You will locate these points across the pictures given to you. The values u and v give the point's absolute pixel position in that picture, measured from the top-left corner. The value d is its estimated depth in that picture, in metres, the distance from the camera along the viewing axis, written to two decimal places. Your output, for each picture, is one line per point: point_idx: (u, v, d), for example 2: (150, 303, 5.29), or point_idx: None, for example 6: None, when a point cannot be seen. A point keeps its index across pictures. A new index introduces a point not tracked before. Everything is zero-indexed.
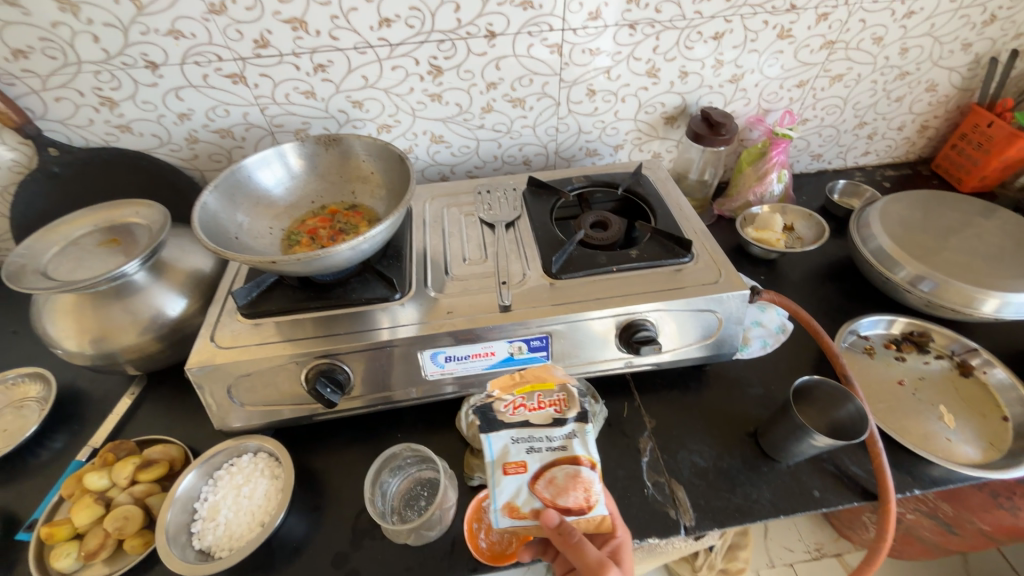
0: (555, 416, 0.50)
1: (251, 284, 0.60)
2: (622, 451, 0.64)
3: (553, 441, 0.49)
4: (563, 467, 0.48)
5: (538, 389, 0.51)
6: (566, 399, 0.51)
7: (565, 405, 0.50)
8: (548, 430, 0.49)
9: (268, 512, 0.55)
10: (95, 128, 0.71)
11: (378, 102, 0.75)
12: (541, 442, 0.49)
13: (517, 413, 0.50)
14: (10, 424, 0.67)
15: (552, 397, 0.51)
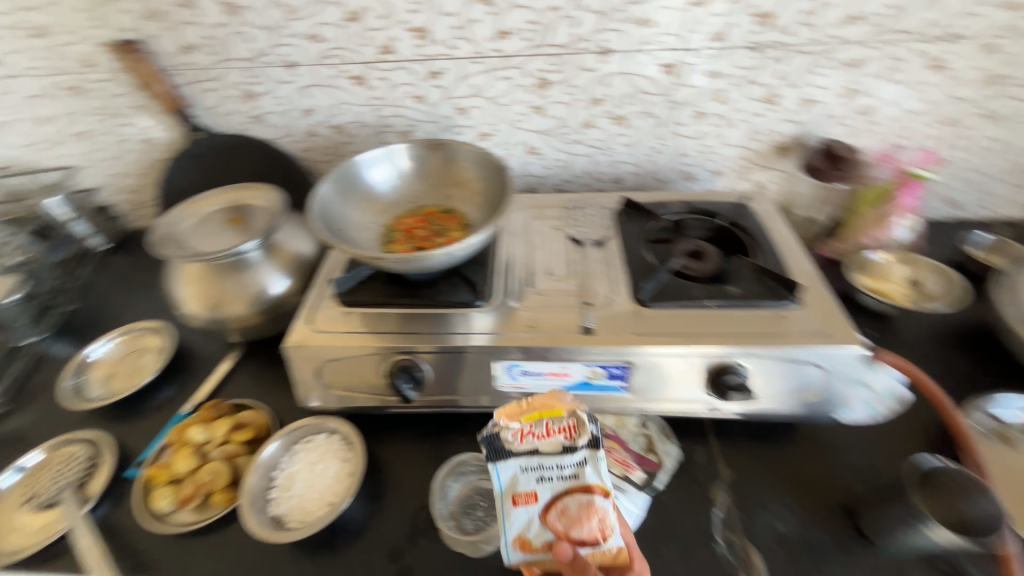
0: (565, 443, 0.48)
1: (348, 274, 0.63)
2: (692, 498, 0.59)
3: (564, 470, 0.48)
4: (576, 494, 0.47)
5: (546, 416, 0.50)
6: (577, 426, 0.49)
7: (575, 432, 0.49)
8: (558, 458, 0.48)
9: (337, 493, 0.57)
10: (233, 117, 0.80)
11: (482, 110, 0.77)
12: (552, 471, 0.48)
13: (525, 441, 0.49)
14: (132, 368, 0.75)
15: (561, 423, 0.49)
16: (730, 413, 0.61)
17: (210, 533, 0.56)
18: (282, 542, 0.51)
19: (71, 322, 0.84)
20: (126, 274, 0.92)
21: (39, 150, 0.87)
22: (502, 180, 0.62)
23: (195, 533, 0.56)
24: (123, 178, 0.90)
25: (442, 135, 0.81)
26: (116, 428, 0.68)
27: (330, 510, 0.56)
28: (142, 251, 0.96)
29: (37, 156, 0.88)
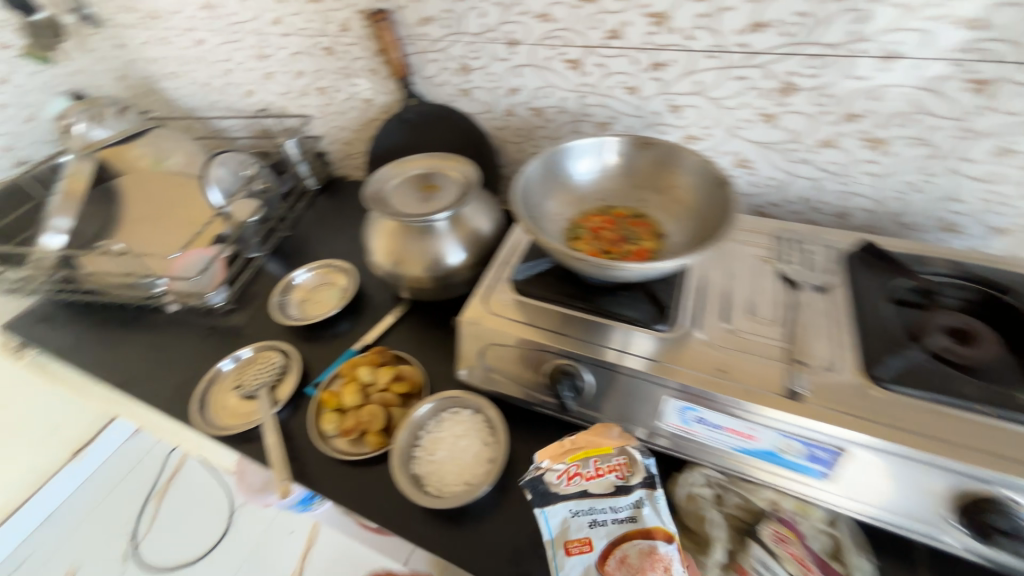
0: (617, 483, 0.50)
1: (527, 262, 0.61)
2: None
3: (616, 515, 0.49)
4: (633, 544, 0.47)
5: (593, 456, 0.52)
6: (628, 464, 0.51)
7: (627, 470, 0.51)
8: (609, 502, 0.49)
9: (474, 475, 0.57)
10: (446, 89, 0.84)
11: (699, 111, 0.69)
12: (603, 514, 0.49)
13: (572, 483, 0.50)
14: (322, 299, 0.85)
15: (609, 462, 0.51)
16: (968, 555, 0.45)
17: (360, 467, 0.61)
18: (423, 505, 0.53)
19: (283, 246, 0.99)
20: (328, 213, 1.07)
21: (290, 98, 1.03)
22: (721, 196, 0.53)
23: (349, 462, 0.62)
24: (343, 131, 1.04)
25: (643, 132, 0.75)
26: (304, 347, 0.79)
27: (465, 489, 0.56)
28: (343, 196, 1.10)
29: (288, 104, 1.05)
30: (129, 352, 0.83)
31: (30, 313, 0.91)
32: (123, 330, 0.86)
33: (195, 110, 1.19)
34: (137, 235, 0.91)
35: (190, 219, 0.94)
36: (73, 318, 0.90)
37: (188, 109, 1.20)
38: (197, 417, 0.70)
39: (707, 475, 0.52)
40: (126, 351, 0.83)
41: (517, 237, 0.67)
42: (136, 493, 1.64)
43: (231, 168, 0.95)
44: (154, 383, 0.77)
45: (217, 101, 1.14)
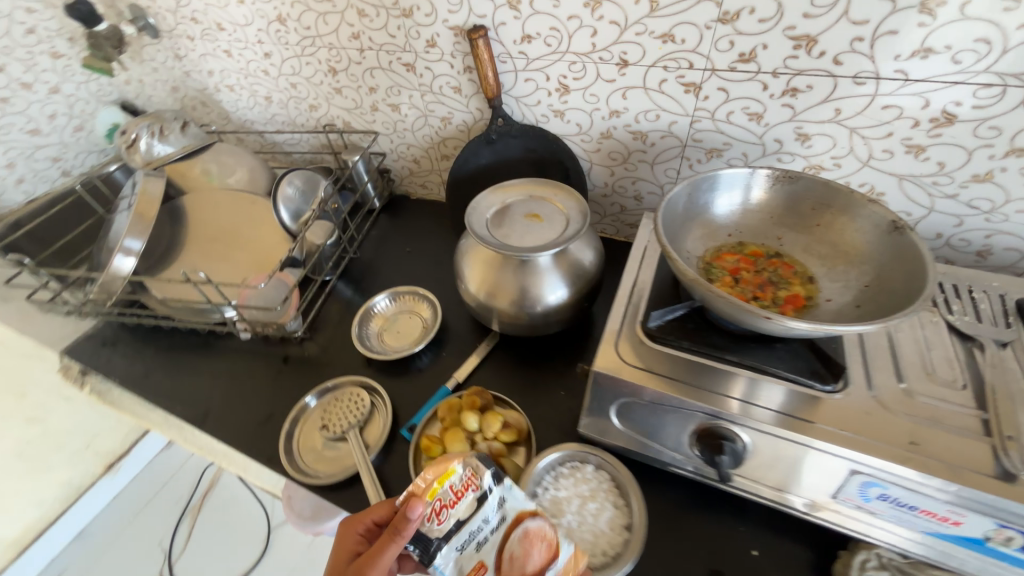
0: (477, 496, 0.48)
1: (661, 307, 0.56)
2: None
3: (490, 522, 0.48)
4: (515, 538, 0.48)
5: (445, 483, 0.48)
6: (474, 473, 0.49)
7: (475, 478, 0.49)
8: (473, 513, 0.48)
9: (611, 545, 0.51)
10: (537, 108, 0.79)
11: (831, 140, 0.64)
12: (475, 525, 0.48)
13: (444, 517, 0.47)
14: (404, 330, 0.81)
15: (456, 477, 0.48)
16: None
17: None
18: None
19: (351, 268, 0.94)
20: (392, 233, 1.02)
21: (357, 113, 0.99)
22: (895, 241, 0.48)
23: None
24: (412, 148, 0.99)
25: (759, 160, 0.70)
26: (389, 383, 0.74)
27: (608, 561, 0.50)
28: (408, 214, 1.06)
29: (354, 119, 1.00)
30: (201, 384, 0.78)
31: (92, 336, 0.87)
32: (193, 358, 0.82)
33: (249, 122, 1.14)
34: (208, 261, 0.88)
35: (262, 241, 0.91)
36: (136, 345, 0.85)
37: (242, 121, 1.15)
38: (289, 464, 0.65)
39: (880, 556, 0.47)
40: (198, 382, 0.78)
41: (635, 274, 0.62)
42: (169, 508, 1.58)
43: (299, 186, 0.91)
44: (234, 420, 0.72)
45: (275, 114, 1.09)
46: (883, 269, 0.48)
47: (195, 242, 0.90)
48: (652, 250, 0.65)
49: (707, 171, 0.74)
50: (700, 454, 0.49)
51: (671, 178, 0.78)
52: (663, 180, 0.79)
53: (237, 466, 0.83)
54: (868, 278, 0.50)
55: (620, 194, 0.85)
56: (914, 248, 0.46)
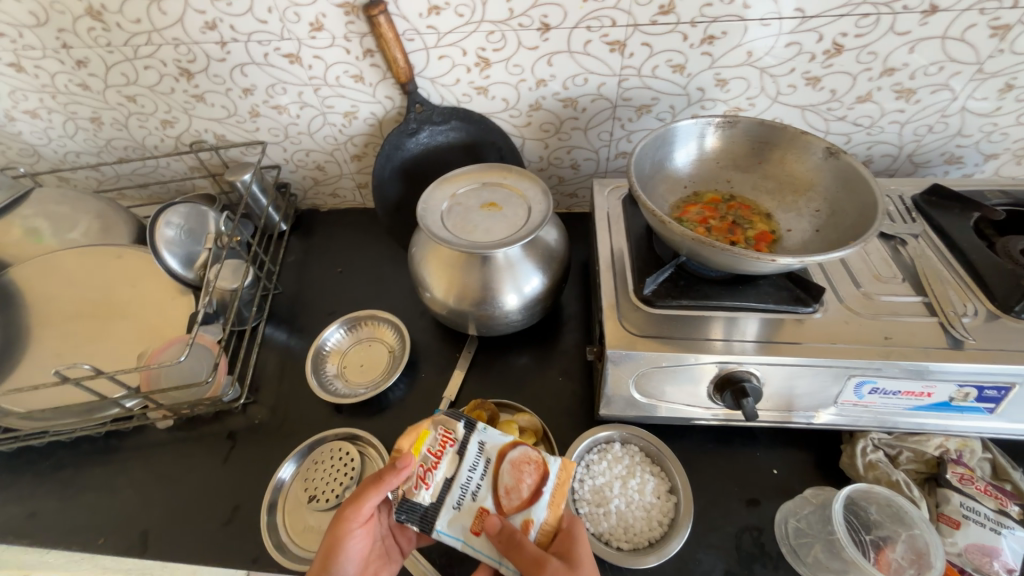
0: (456, 449, 0.51)
1: (651, 271, 0.56)
2: None
3: (477, 465, 0.51)
4: (505, 472, 0.51)
5: (423, 446, 0.50)
6: (448, 429, 0.52)
7: (450, 433, 0.52)
8: (458, 463, 0.51)
9: (664, 512, 0.52)
10: (457, 88, 0.72)
11: (745, 82, 0.68)
12: (464, 475, 0.51)
13: (432, 477, 0.50)
14: (369, 362, 0.72)
15: (434, 433, 0.51)
16: None
17: None
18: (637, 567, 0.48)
19: (277, 308, 0.80)
20: (313, 256, 0.88)
21: (232, 123, 0.81)
22: (833, 165, 0.53)
23: None
24: (313, 154, 0.85)
25: (685, 111, 0.72)
26: (373, 423, 0.65)
27: (666, 530, 0.51)
28: (324, 230, 0.93)
29: (228, 130, 0.82)
30: (123, 499, 0.61)
31: None
32: (98, 470, 0.63)
33: (73, 155, 0.88)
34: (80, 346, 0.68)
35: (149, 302, 0.73)
36: (1, 481, 0.63)
37: (61, 155, 0.88)
38: (289, 558, 0.55)
39: (873, 439, 0.54)
40: (115, 499, 0.61)
41: (609, 243, 0.62)
42: None
43: (182, 226, 0.73)
44: (189, 528, 0.58)
45: (112, 139, 0.85)
46: (829, 192, 0.54)
47: (50, 326, 0.69)
48: (614, 218, 0.65)
49: (639, 129, 0.75)
50: (725, 403, 0.52)
51: (605, 141, 0.77)
52: (597, 145, 0.78)
53: None
54: (817, 203, 0.55)
55: (557, 166, 0.83)
56: (853, 168, 0.51)
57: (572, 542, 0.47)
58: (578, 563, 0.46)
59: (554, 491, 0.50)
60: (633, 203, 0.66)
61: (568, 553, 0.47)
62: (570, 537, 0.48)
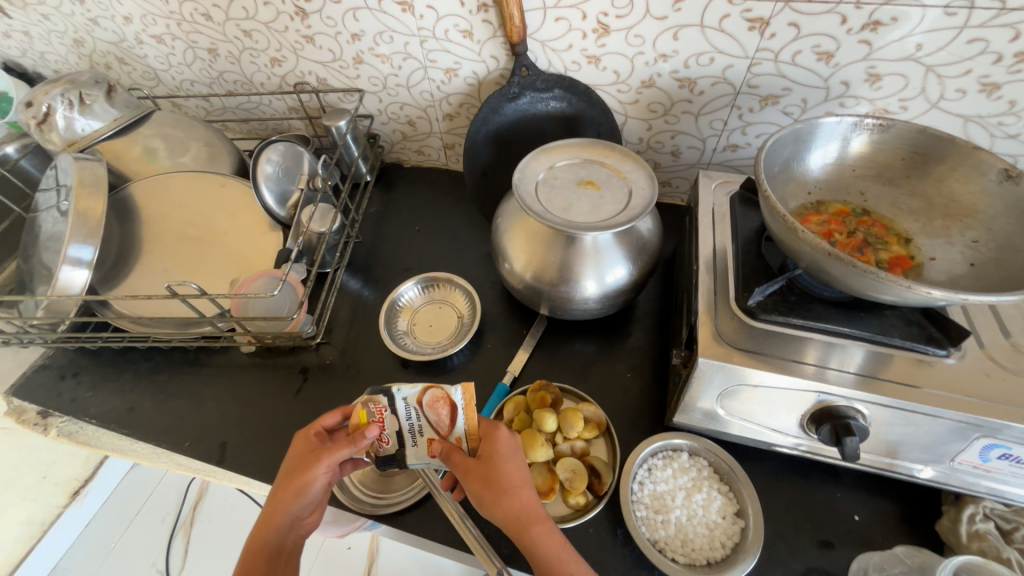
0: (388, 414, 0.52)
1: (756, 281, 0.51)
2: None
3: (409, 412, 0.52)
4: (425, 410, 0.52)
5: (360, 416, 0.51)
6: (373, 398, 0.52)
7: (375, 400, 0.51)
8: (399, 420, 0.52)
9: (729, 535, 0.50)
10: (567, 55, 0.68)
11: (903, 80, 0.59)
12: (403, 424, 0.52)
13: (387, 438, 0.52)
14: (437, 324, 0.72)
15: (371, 407, 0.51)
16: None
17: (573, 538, 0.52)
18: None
19: (355, 256, 0.82)
20: (392, 210, 0.89)
21: (335, 68, 0.82)
22: (1009, 191, 0.45)
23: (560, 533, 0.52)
24: (406, 108, 0.85)
25: (818, 107, 0.64)
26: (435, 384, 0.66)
27: (729, 554, 0.49)
28: (406, 187, 0.93)
29: (330, 75, 0.83)
30: (205, 410, 0.66)
31: (47, 367, 0.71)
32: (187, 380, 0.69)
33: (189, 83, 0.93)
34: (181, 264, 0.73)
35: (242, 233, 0.76)
36: (108, 374, 0.70)
37: (178, 82, 0.94)
38: (347, 498, 0.57)
39: (985, 508, 0.48)
40: (199, 408, 0.66)
41: (711, 244, 0.57)
42: (153, 528, 1.30)
43: (280, 164, 0.75)
44: (259, 449, 0.62)
45: (225, 72, 0.89)
46: (996, 222, 0.46)
47: (158, 241, 0.74)
48: (720, 216, 0.60)
49: (760, 121, 0.68)
50: (821, 437, 0.47)
51: (717, 130, 0.71)
52: (707, 133, 0.72)
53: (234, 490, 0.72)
54: (976, 232, 0.47)
55: (655, 150, 0.77)
56: None
57: (494, 444, 0.50)
58: (500, 460, 0.49)
59: (471, 412, 0.51)
60: (743, 203, 0.60)
61: (491, 452, 0.50)
62: (494, 442, 0.51)
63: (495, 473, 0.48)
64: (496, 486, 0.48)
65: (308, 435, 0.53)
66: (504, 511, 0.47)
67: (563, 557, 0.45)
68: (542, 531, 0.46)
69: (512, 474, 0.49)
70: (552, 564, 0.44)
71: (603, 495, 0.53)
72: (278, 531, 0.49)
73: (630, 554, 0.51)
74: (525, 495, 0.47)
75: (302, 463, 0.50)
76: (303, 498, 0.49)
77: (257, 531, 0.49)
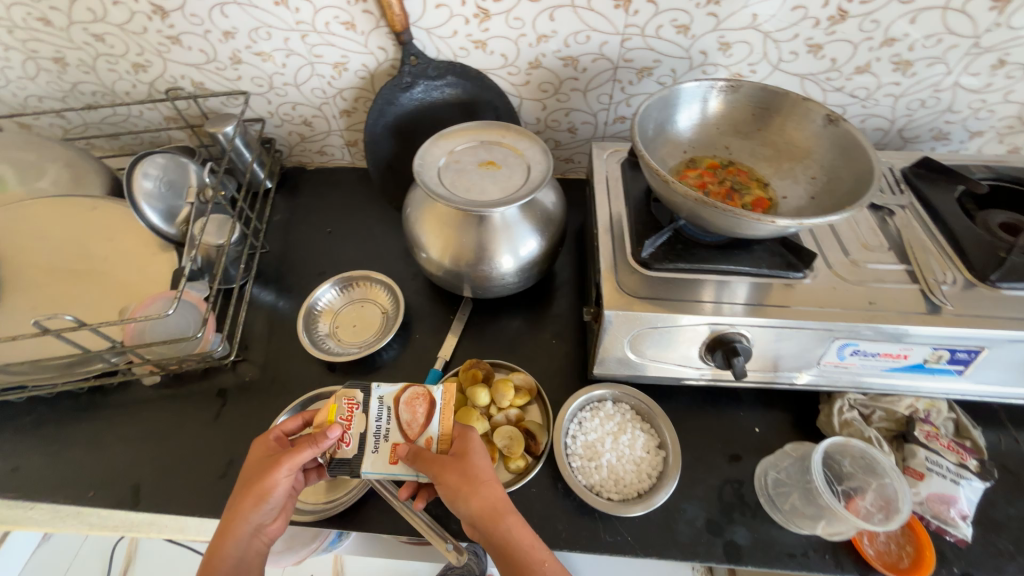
0: (361, 413, 0.52)
1: (649, 234, 0.56)
2: (1010, 489, 0.55)
3: (381, 413, 0.53)
4: (399, 411, 0.53)
5: (332, 415, 0.52)
6: (349, 394, 0.53)
7: (351, 398, 0.53)
8: (371, 423, 0.52)
9: (654, 466, 0.55)
10: (454, 41, 0.69)
11: (748, 47, 0.67)
12: (373, 425, 0.52)
13: (351, 438, 0.52)
14: (362, 323, 0.71)
15: (342, 403, 0.53)
16: None
17: (518, 500, 0.55)
18: (627, 514, 0.50)
19: (264, 267, 0.78)
20: (301, 215, 0.86)
21: (211, 70, 0.76)
22: (832, 133, 0.54)
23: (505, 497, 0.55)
24: (299, 108, 0.81)
25: (686, 75, 0.71)
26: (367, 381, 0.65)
27: (655, 482, 0.54)
28: (312, 190, 0.90)
29: (207, 78, 0.77)
30: (109, 454, 0.60)
31: None
32: (83, 425, 0.62)
33: (35, 99, 0.82)
34: (55, 300, 0.65)
35: (128, 257, 0.70)
36: None
37: (22, 99, 0.82)
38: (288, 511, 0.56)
39: (850, 400, 0.57)
40: (103, 453, 0.60)
41: (607, 208, 0.62)
42: None
43: (161, 178, 0.69)
44: (180, 482, 0.58)
45: (79, 83, 0.79)
46: (825, 160, 0.54)
47: (22, 278, 0.65)
48: (612, 182, 0.65)
49: (640, 93, 0.74)
50: (716, 363, 0.53)
51: (604, 104, 0.76)
52: (596, 108, 0.77)
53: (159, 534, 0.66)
54: (813, 171, 0.55)
55: (554, 129, 0.81)
56: (852, 136, 0.51)
57: (468, 442, 0.51)
58: (474, 456, 0.50)
59: (448, 412, 0.53)
60: (632, 167, 0.66)
61: (466, 450, 0.51)
62: (469, 439, 0.52)
63: (470, 467, 0.49)
64: (470, 479, 0.48)
65: (267, 441, 0.51)
66: (478, 504, 0.47)
67: (533, 545, 0.46)
68: (513, 521, 0.47)
69: (485, 469, 0.50)
70: (523, 552, 0.46)
71: (540, 454, 0.56)
72: (237, 542, 0.47)
73: (570, 503, 0.54)
74: (497, 487, 0.48)
75: (262, 470, 0.49)
76: (265, 504, 0.48)
77: (213, 545, 0.47)
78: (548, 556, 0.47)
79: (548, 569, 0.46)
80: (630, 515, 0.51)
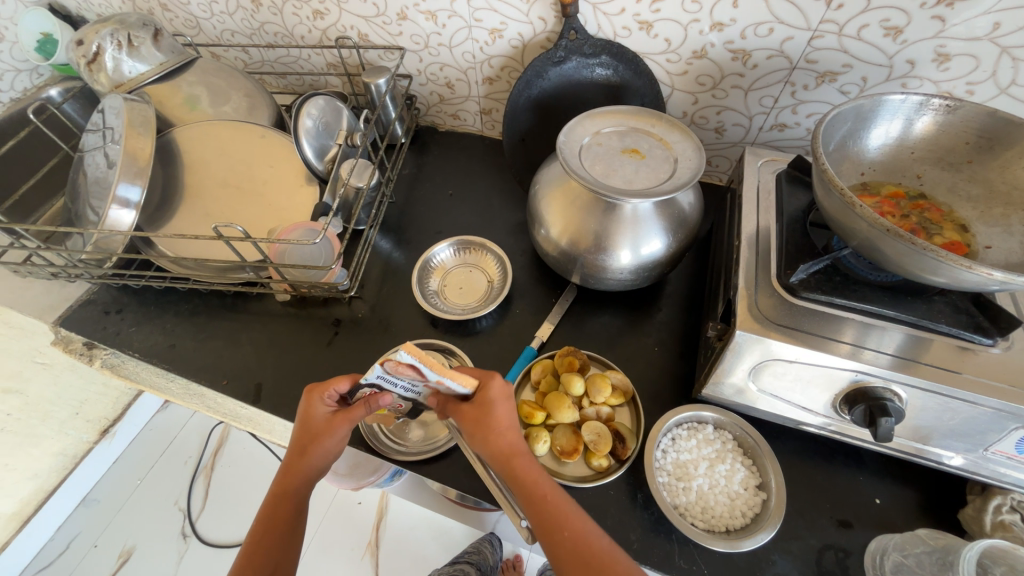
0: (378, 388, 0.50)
1: (804, 259, 0.51)
2: None
3: (386, 381, 0.47)
4: (394, 378, 0.46)
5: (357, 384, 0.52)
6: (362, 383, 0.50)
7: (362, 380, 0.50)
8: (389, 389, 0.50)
9: (751, 506, 0.52)
10: (620, 19, 0.66)
11: (971, 62, 0.56)
12: (394, 388, 0.50)
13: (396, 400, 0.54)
14: (468, 288, 0.74)
15: (358, 391, 0.52)
16: None
17: (594, 498, 0.54)
18: (718, 546, 0.47)
19: (388, 216, 0.83)
20: (426, 172, 0.90)
21: (377, 23, 0.80)
22: None
23: (581, 491, 0.54)
24: (446, 69, 0.83)
25: (878, 86, 0.62)
26: (464, 343, 0.67)
27: (748, 523, 0.51)
28: (440, 151, 0.93)
29: (372, 30, 0.82)
30: (242, 352, 0.68)
31: (91, 303, 0.74)
32: (224, 323, 0.71)
33: (229, 33, 0.93)
34: (220, 211, 0.74)
35: (282, 185, 0.78)
36: (149, 313, 0.73)
37: (219, 31, 0.93)
38: (375, 444, 0.60)
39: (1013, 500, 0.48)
40: (236, 350, 0.69)
41: (755, 221, 0.57)
42: (175, 469, 1.35)
43: (320, 119, 0.73)
44: (293, 392, 0.64)
45: (266, 23, 0.88)
46: None
47: (199, 186, 0.75)
48: (766, 194, 0.59)
49: (813, 100, 0.66)
50: (853, 417, 0.47)
51: (765, 108, 0.69)
52: (754, 111, 0.70)
53: (264, 432, 0.75)
54: None
55: (700, 126, 0.76)
56: None
57: (488, 389, 0.49)
58: (493, 404, 0.48)
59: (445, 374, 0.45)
60: (790, 182, 0.59)
61: (485, 397, 0.48)
62: (486, 388, 0.49)
63: (490, 415, 0.48)
64: (489, 425, 0.47)
65: (319, 399, 0.51)
66: (490, 445, 0.47)
67: (537, 483, 0.46)
68: (522, 460, 0.47)
69: (500, 416, 0.48)
70: (528, 491, 0.45)
71: (625, 460, 0.54)
72: (302, 479, 0.50)
73: (647, 519, 0.52)
74: (514, 434, 0.48)
75: (324, 423, 0.51)
76: (327, 452, 0.50)
77: (283, 475, 0.50)
78: (551, 491, 0.45)
79: (549, 505, 0.45)
80: (719, 548, 0.47)
